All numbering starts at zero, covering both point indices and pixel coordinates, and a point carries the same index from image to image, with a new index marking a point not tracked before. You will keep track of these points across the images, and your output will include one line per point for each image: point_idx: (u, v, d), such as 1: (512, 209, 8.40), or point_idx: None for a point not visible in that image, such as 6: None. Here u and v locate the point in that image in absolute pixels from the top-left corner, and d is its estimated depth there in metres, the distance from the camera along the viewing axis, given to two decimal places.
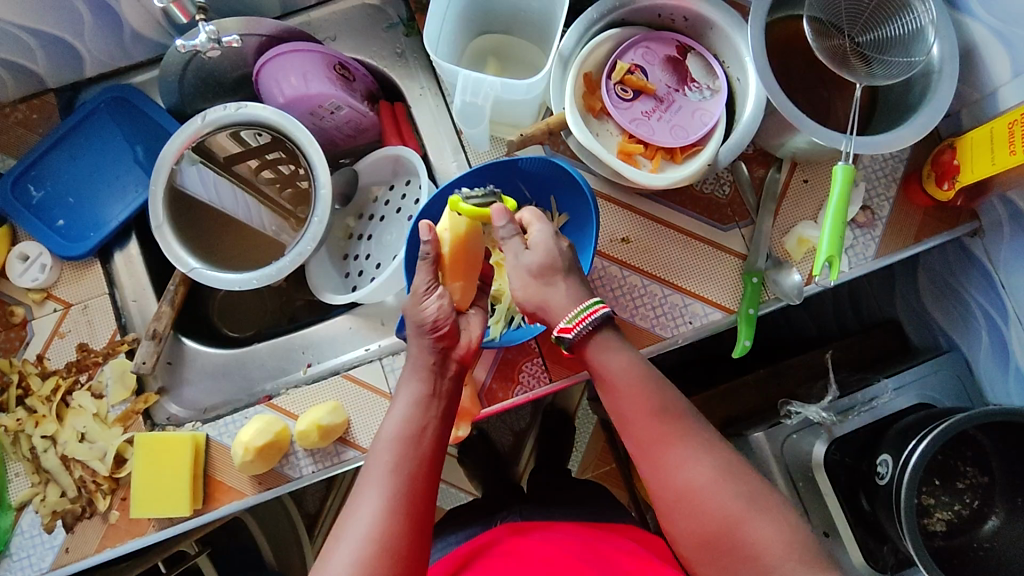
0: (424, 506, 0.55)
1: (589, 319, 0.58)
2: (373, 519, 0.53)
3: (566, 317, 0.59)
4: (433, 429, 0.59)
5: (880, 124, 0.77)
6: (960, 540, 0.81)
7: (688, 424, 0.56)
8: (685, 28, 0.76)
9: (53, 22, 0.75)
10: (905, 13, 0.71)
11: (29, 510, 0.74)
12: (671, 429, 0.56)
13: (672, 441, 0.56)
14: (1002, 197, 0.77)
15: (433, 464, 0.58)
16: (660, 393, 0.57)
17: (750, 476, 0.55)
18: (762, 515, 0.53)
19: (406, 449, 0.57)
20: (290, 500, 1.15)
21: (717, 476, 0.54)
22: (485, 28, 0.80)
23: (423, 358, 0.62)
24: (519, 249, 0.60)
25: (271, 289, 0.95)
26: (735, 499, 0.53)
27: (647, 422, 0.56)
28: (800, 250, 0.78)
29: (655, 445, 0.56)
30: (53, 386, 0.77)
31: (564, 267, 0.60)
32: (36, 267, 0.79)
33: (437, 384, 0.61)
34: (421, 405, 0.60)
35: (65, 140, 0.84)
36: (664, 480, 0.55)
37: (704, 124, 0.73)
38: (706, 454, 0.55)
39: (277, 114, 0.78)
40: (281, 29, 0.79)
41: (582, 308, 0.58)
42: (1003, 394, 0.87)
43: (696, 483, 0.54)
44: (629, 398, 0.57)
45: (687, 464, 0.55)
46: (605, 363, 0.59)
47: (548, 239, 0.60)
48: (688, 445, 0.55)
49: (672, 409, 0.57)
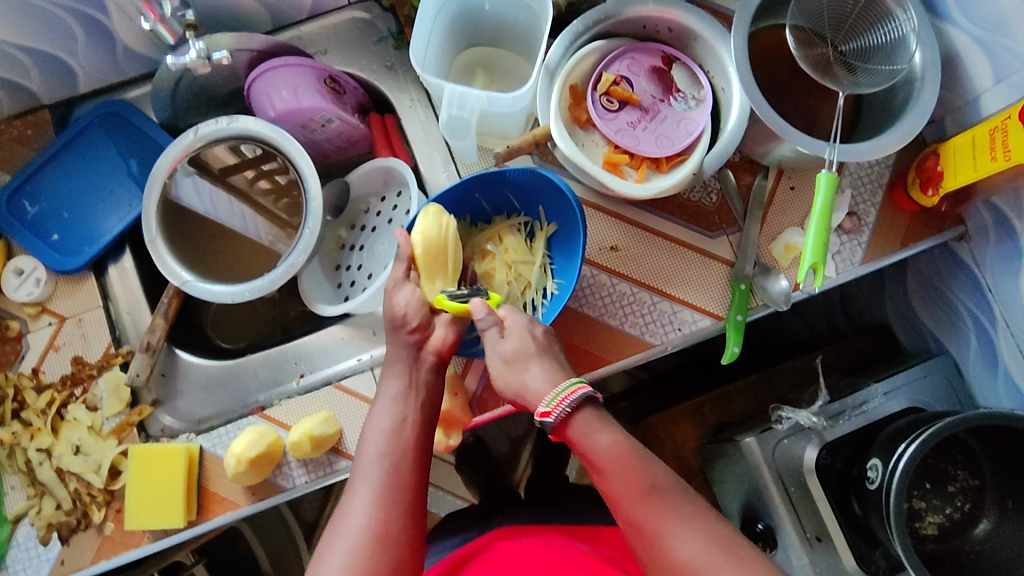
0: (415, 493, 0.57)
1: (568, 400, 0.58)
2: (364, 510, 0.55)
3: (545, 400, 0.59)
4: (415, 419, 0.61)
5: (864, 132, 0.78)
6: (952, 543, 0.81)
7: (676, 497, 0.55)
8: (670, 39, 0.77)
9: (46, 39, 0.76)
10: (886, 22, 0.73)
11: (25, 523, 0.75)
12: (660, 505, 0.55)
13: (661, 516, 0.54)
14: (987, 203, 0.77)
15: (419, 452, 0.60)
16: (642, 470, 0.56)
17: (741, 544, 0.54)
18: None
19: (390, 440, 0.59)
20: (288, 509, 1.16)
21: (708, 548, 0.53)
22: (473, 41, 0.81)
23: (398, 353, 0.65)
24: (495, 337, 0.64)
25: (265, 300, 0.95)
26: (728, 572, 0.52)
27: (635, 502, 0.55)
28: (787, 257, 0.79)
29: (645, 523, 0.55)
30: (48, 399, 0.78)
31: (537, 350, 0.62)
32: (31, 281, 0.80)
33: (414, 376, 0.64)
34: (401, 398, 0.62)
35: (59, 155, 0.85)
36: (658, 557, 0.54)
37: (689, 133, 0.73)
38: (695, 527, 0.54)
39: (269, 128, 0.79)
40: (271, 44, 0.81)
41: (560, 389, 0.58)
42: (993, 397, 0.87)
43: (686, 561, 0.53)
44: (614, 479, 0.56)
45: (676, 540, 0.54)
46: (589, 443, 0.58)
47: (523, 328, 0.64)
48: (676, 519, 0.54)
49: (658, 483, 0.56)
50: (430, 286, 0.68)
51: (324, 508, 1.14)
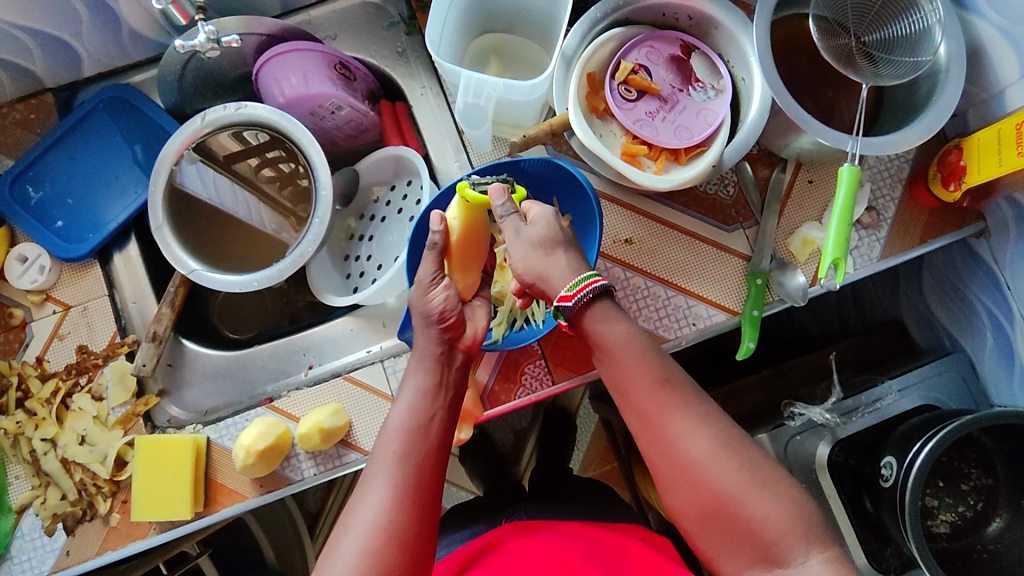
0: (432, 494, 0.55)
1: (588, 291, 0.57)
2: (382, 508, 0.53)
3: (566, 286, 0.58)
4: (439, 420, 0.59)
5: (884, 125, 0.76)
6: (964, 541, 0.80)
7: (690, 396, 0.57)
8: (690, 27, 0.75)
9: (49, 20, 0.74)
10: (911, 13, 0.71)
11: (29, 513, 0.74)
12: (673, 399, 0.56)
13: (673, 411, 0.56)
14: (1009, 198, 0.76)
15: (439, 454, 0.58)
16: (656, 364, 0.58)
17: (751, 451, 0.55)
18: (765, 491, 0.53)
19: (412, 439, 0.57)
20: (292, 500, 1.15)
21: (717, 448, 0.54)
22: (487, 27, 0.79)
23: (429, 350, 0.61)
24: (518, 225, 0.61)
25: (272, 290, 0.94)
26: (736, 474, 0.53)
27: (647, 394, 0.57)
28: (805, 251, 0.78)
29: (656, 416, 0.56)
30: (53, 388, 0.77)
31: (564, 241, 0.60)
32: (34, 269, 0.79)
33: (444, 374, 0.61)
34: (427, 396, 0.59)
35: (63, 140, 0.83)
36: (665, 452, 0.55)
37: (708, 124, 0.72)
38: (708, 426, 0.55)
39: (277, 114, 0.78)
40: (280, 28, 0.79)
41: (579, 280, 0.58)
42: (1008, 395, 0.86)
43: (694, 458, 0.54)
44: (627, 370, 0.58)
45: (687, 437, 0.55)
46: (605, 334, 0.58)
47: (549, 217, 0.61)
48: (688, 418, 0.55)
49: (673, 378, 0.57)
50: (461, 277, 0.68)
51: (326, 499, 1.15)
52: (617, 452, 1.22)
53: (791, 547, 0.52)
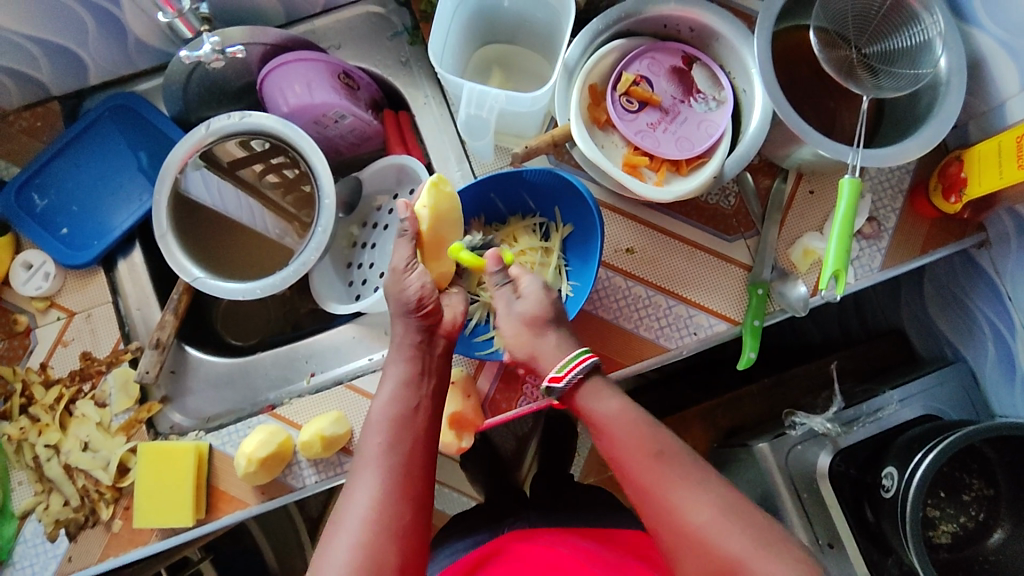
0: (422, 482, 0.56)
1: (577, 369, 0.60)
2: (372, 500, 0.53)
3: (555, 366, 0.61)
4: (424, 407, 0.59)
5: (885, 137, 0.76)
6: (965, 552, 0.80)
7: (686, 463, 0.56)
8: (691, 38, 0.76)
9: (56, 30, 0.74)
10: (912, 26, 0.71)
11: (32, 519, 0.74)
12: (670, 470, 0.56)
13: (669, 481, 0.55)
14: (1010, 210, 0.76)
15: (427, 441, 0.58)
16: (651, 435, 0.58)
17: (752, 513, 0.54)
18: (771, 555, 0.52)
19: (398, 429, 0.57)
20: (293, 505, 1.15)
21: (719, 515, 0.53)
22: (490, 38, 0.80)
23: (408, 337, 0.62)
24: (510, 297, 0.65)
25: (275, 297, 0.95)
26: (740, 539, 0.52)
27: (643, 466, 0.56)
28: (805, 261, 0.78)
29: (654, 486, 0.56)
30: (56, 395, 0.77)
31: (553, 318, 0.63)
32: (39, 276, 0.79)
33: (425, 362, 0.62)
34: (410, 385, 0.60)
35: (69, 148, 0.84)
36: (668, 523, 0.55)
37: (709, 135, 0.72)
38: (708, 492, 0.55)
39: (281, 123, 0.78)
40: (284, 38, 0.79)
41: (571, 357, 0.61)
42: (1009, 406, 0.86)
43: (698, 525, 0.53)
44: (622, 445, 0.58)
45: (687, 504, 0.54)
46: (596, 409, 0.60)
47: (539, 290, 0.64)
48: (687, 485, 0.55)
49: (668, 450, 0.57)
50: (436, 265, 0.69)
51: (327, 504, 1.15)
52: None
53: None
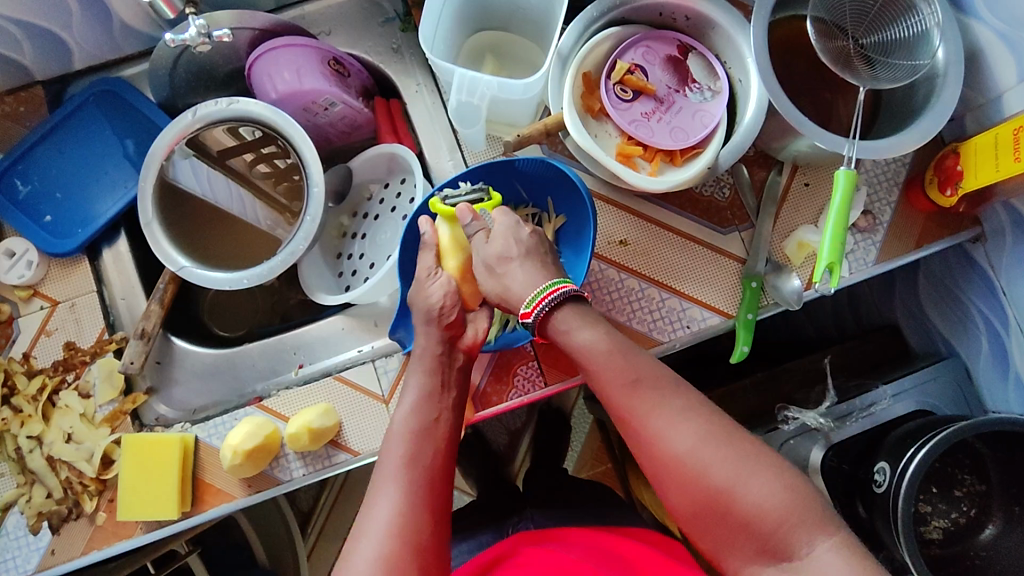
0: (444, 494, 0.56)
1: (548, 299, 0.59)
2: (396, 511, 0.53)
3: (526, 301, 0.60)
4: (445, 420, 0.60)
5: (882, 129, 0.75)
6: (957, 548, 0.80)
7: (666, 389, 0.55)
8: (687, 27, 0.74)
9: (38, 12, 0.73)
10: (910, 16, 0.70)
11: (14, 511, 0.73)
12: (648, 398, 0.55)
13: (649, 408, 0.54)
14: (1006, 204, 0.76)
15: (448, 453, 0.58)
16: (630, 362, 0.57)
17: (736, 434, 0.53)
18: (755, 479, 0.51)
19: (418, 442, 0.57)
20: (284, 499, 1.14)
21: (701, 439, 0.53)
22: (482, 25, 0.79)
23: (430, 350, 0.63)
24: (483, 239, 0.65)
25: (262, 288, 0.93)
26: (722, 465, 0.51)
27: (623, 395, 0.56)
28: (800, 255, 0.77)
29: (635, 414, 0.55)
30: (39, 385, 0.76)
31: (520, 252, 0.62)
32: (22, 264, 0.77)
33: (445, 376, 0.62)
34: (432, 397, 0.60)
35: (53, 134, 0.82)
36: (650, 450, 0.54)
37: (704, 125, 0.71)
38: (689, 418, 0.54)
39: (269, 110, 0.77)
40: (273, 23, 0.78)
41: (542, 288, 0.60)
42: (1002, 401, 0.86)
43: (679, 452, 0.53)
44: (602, 371, 0.57)
45: (668, 431, 0.54)
46: (572, 339, 0.59)
47: (509, 228, 0.64)
48: (668, 411, 0.54)
49: (645, 377, 0.56)
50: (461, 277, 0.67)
51: (318, 498, 1.19)
52: (612, 453, 1.22)
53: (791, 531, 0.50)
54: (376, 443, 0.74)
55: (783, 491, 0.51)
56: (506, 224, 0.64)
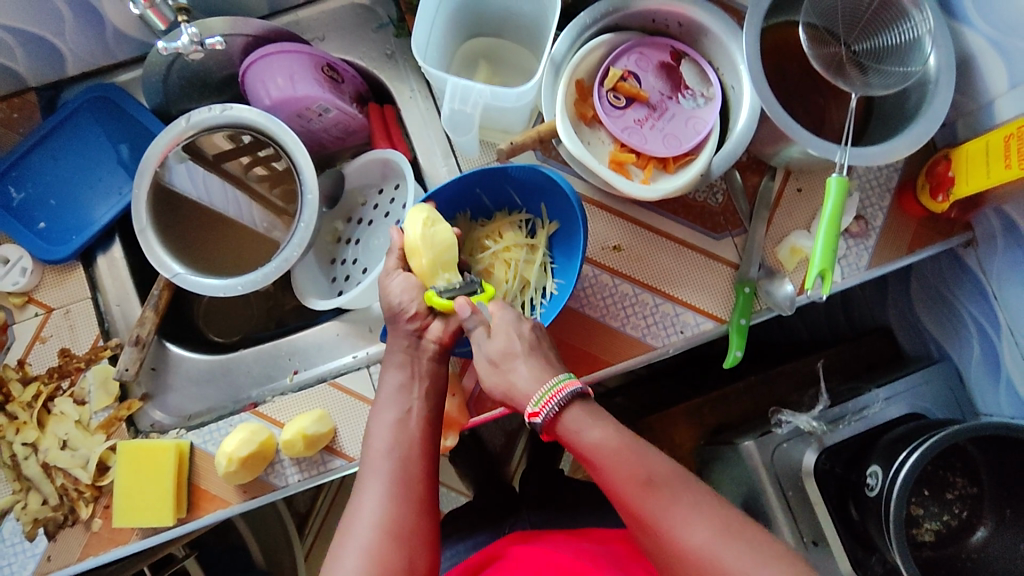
0: (426, 485, 0.56)
1: (556, 400, 0.55)
2: (378, 507, 0.54)
3: (532, 400, 0.56)
4: (418, 410, 0.61)
5: (874, 135, 0.76)
6: (949, 550, 0.81)
7: (678, 485, 0.54)
8: (680, 34, 0.75)
9: (30, 20, 0.73)
10: (902, 22, 0.71)
11: (10, 518, 0.73)
12: (662, 495, 0.53)
13: (664, 504, 0.53)
14: (997, 210, 0.76)
15: (426, 443, 0.59)
16: (642, 460, 0.55)
17: (748, 527, 0.53)
18: (774, 571, 0.50)
19: (396, 435, 0.58)
20: (281, 502, 1.15)
21: (716, 535, 0.52)
22: (476, 32, 0.79)
23: (398, 344, 0.63)
24: (482, 337, 0.60)
25: (258, 294, 0.93)
26: (740, 558, 0.51)
27: (636, 495, 0.54)
28: (793, 260, 0.78)
29: (648, 513, 0.53)
30: (35, 392, 0.76)
31: (523, 348, 0.59)
32: (16, 271, 0.77)
33: (416, 366, 0.63)
34: (405, 390, 0.61)
35: (46, 140, 0.82)
36: (664, 545, 0.53)
37: (697, 132, 0.72)
38: (702, 510, 0.53)
39: (262, 116, 0.77)
40: (266, 30, 0.78)
41: (548, 388, 0.56)
42: (994, 404, 0.86)
43: (697, 548, 0.51)
44: (613, 473, 0.54)
45: (684, 526, 0.52)
46: (581, 439, 0.56)
47: (510, 324, 0.61)
48: (682, 508, 0.53)
49: (657, 474, 0.54)
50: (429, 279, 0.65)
51: (315, 500, 1.18)
52: None
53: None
54: None
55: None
56: (506, 320, 0.61)
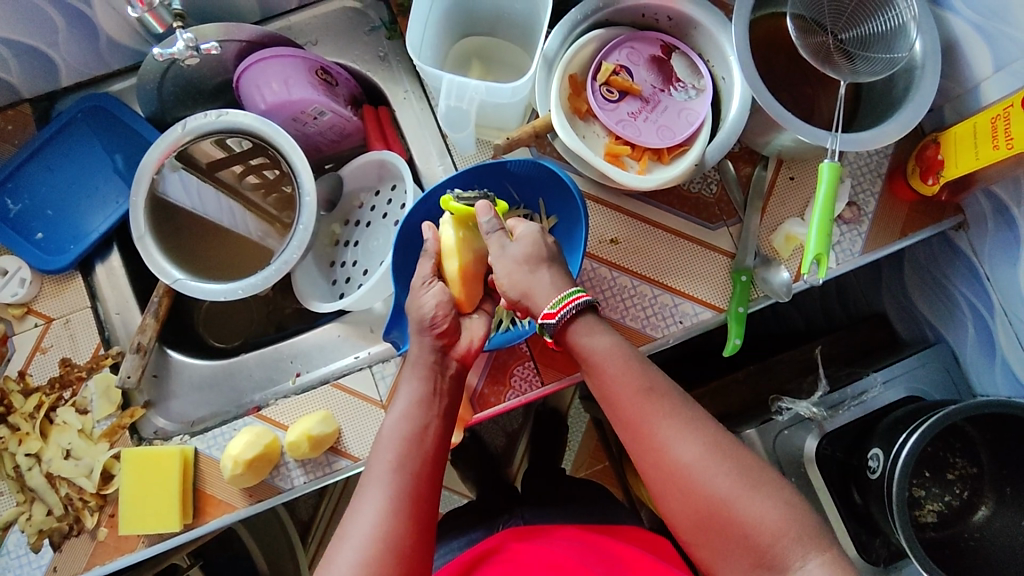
0: (428, 502, 0.56)
1: (571, 306, 0.59)
2: (377, 519, 0.53)
3: (549, 303, 0.59)
4: (434, 428, 0.59)
5: (863, 121, 0.77)
6: (952, 530, 0.81)
7: (676, 403, 0.57)
8: (669, 28, 0.76)
9: (25, 31, 0.73)
10: (887, 10, 0.72)
11: (14, 530, 0.73)
12: (660, 407, 0.56)
13: (659, 417, 0.56)
14: (986, 191, 0.77)
15: (436, 461, 0.58)
16: (644, 372, 0.58)
17: (737, 449, 0.55)
18: (756, 493, 0.53)
19: (405, 450, 0.57)
20: (284, 509, 1.14)
21: (706, 453, 0.54)
22: (468, 31, 0.80)
23: (424, 356, 0.62)
24: (504, 241, 0.63)
25: (258, 299, 0.93)
26: (726, 477, 0.54)
27: (633, 404, 0.57)
28: (788, 247, 0.79)
29: (644, 422, 0.56)
30: (36, 403, 0.76)
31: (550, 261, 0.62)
32: (14, 282, 0.77)
33: (437, 382, 0.62)
34: (423, 404, 0.60)
35: (42, 152, 0.82)
36: (654, 456, 0.56)
37: (690, 123, 0.72)
38: (695, 431, 0.55)
39: (259, 121, 0.77)
40: (261, 35, 0.78)
41: (562, 296, 0.59)
42: (990, 384, 0.87)
43: (686, 462, 0.54)
44: (614, 380, 0.58)
45: (676, 441, 0.55)
46: (591, 343, 0.59)
47: (534, 234, 0.63)
48: (676, 424, 0.56)
49: (659, 387, 0.57)
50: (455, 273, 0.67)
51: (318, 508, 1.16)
52: (609, 451, 1.22)
53: (784, 543, 0.52)
54: None
55: (779, 504, 0.53)
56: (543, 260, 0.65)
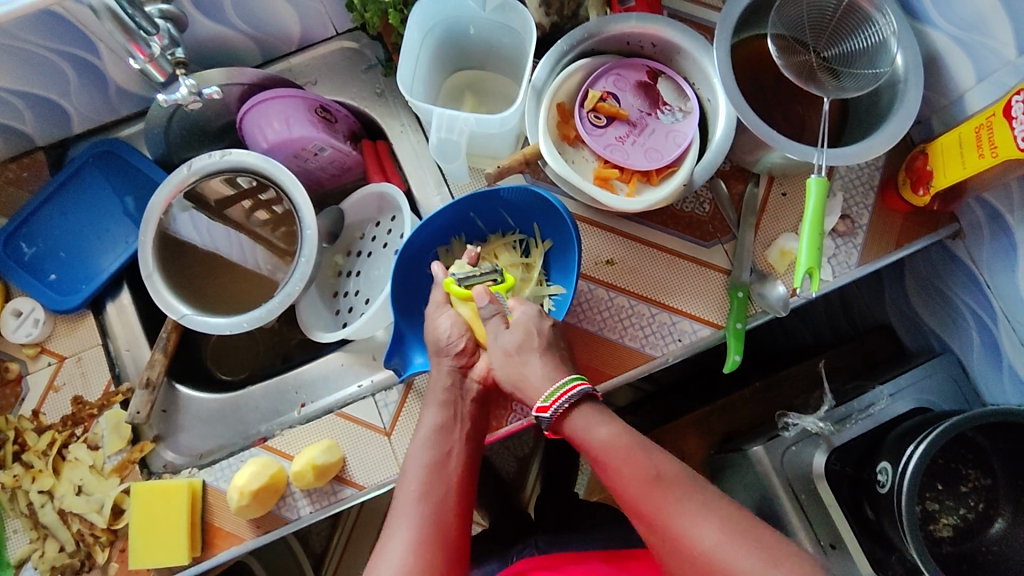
0: (456, 529, 0.60)
1: (565, 396, 0.61)
2: (407, 547, 0.57)
3: (543, 395, 0.62)
4: (456, 453, 0.64)
5: (851, 136, 0.78)
6: (967, 545, 0.79)
7: (684, 485, 0.56)
8: (654, 53, 0.78)
9: (38, 83, 0.77)
10: (866, 27, 0.74)
11: (27, 568, 0.75)
12: (669, 494, 0.55)
13: (671, 503, 0.55)
14: (979, 200, 0.78)
15: (461, 486, 0.63)
16: (648, 458, 0.57)
17: (757, 527, 0.53)
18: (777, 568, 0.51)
19: (433, 473, 0.62)
20: (296, 541, 1.14)
21: (722, 533, 0.53)
22: (460, 65, 0.83)
23: (442, 380, 0.68)
24: (499, 326, 0.66)
25: (263, 331, 0.96)
26: (746, 558, 0.51)
27: (641, 492, 0.56)
28: (783, 262, 0.79)
29: (655, 512, 0.55)
30: (49, 440, 0.77)
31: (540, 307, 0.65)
32: (29, 322, 0.80)
33: (458, 407, 0.67)
34: (443, 431, 0.65)
35: (55, 197, 0.85)
36: (673, 547, 0.54)
37: (677, 145, 0.74)
38: (710, 513, 0.54)
39: (262, 160, 0.80)
40: (262, 77, 0.81)
41: (558, 386, 0.61)
42: (999, 392, 0.86)
43: (704, 549, 0.53)
44: (619, 469, 0.57)
45: (692, 527, 0.53)
46: (589, 435, 0.60)
47: (529, 319, 0.66)
48: (688, 507, 0.54)
49: (666, 473, 0.56)
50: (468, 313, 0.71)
51: (330, 540, 1.15)
52: None
53: None
54: (380, 475, 0.75)
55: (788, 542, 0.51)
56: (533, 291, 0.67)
